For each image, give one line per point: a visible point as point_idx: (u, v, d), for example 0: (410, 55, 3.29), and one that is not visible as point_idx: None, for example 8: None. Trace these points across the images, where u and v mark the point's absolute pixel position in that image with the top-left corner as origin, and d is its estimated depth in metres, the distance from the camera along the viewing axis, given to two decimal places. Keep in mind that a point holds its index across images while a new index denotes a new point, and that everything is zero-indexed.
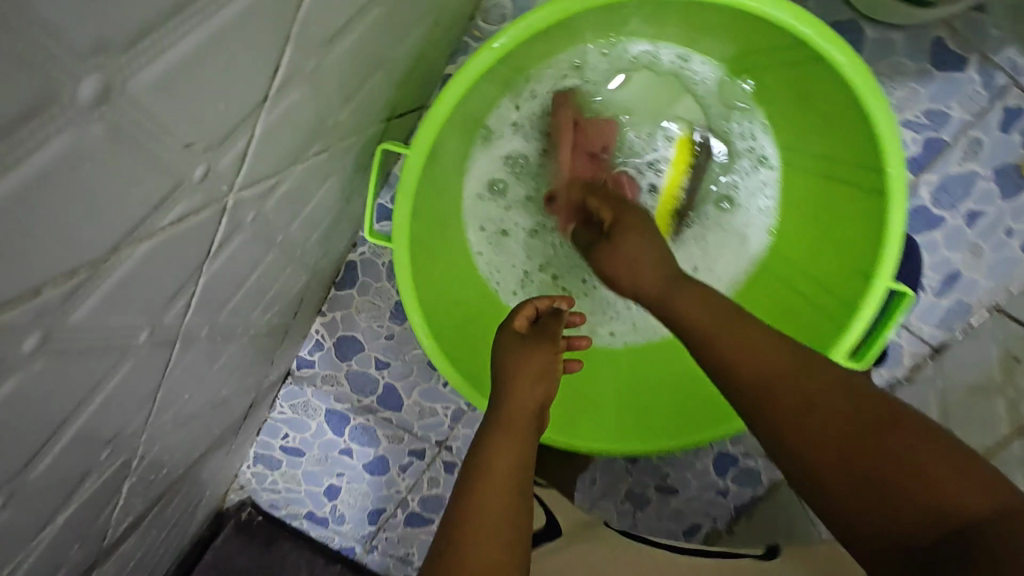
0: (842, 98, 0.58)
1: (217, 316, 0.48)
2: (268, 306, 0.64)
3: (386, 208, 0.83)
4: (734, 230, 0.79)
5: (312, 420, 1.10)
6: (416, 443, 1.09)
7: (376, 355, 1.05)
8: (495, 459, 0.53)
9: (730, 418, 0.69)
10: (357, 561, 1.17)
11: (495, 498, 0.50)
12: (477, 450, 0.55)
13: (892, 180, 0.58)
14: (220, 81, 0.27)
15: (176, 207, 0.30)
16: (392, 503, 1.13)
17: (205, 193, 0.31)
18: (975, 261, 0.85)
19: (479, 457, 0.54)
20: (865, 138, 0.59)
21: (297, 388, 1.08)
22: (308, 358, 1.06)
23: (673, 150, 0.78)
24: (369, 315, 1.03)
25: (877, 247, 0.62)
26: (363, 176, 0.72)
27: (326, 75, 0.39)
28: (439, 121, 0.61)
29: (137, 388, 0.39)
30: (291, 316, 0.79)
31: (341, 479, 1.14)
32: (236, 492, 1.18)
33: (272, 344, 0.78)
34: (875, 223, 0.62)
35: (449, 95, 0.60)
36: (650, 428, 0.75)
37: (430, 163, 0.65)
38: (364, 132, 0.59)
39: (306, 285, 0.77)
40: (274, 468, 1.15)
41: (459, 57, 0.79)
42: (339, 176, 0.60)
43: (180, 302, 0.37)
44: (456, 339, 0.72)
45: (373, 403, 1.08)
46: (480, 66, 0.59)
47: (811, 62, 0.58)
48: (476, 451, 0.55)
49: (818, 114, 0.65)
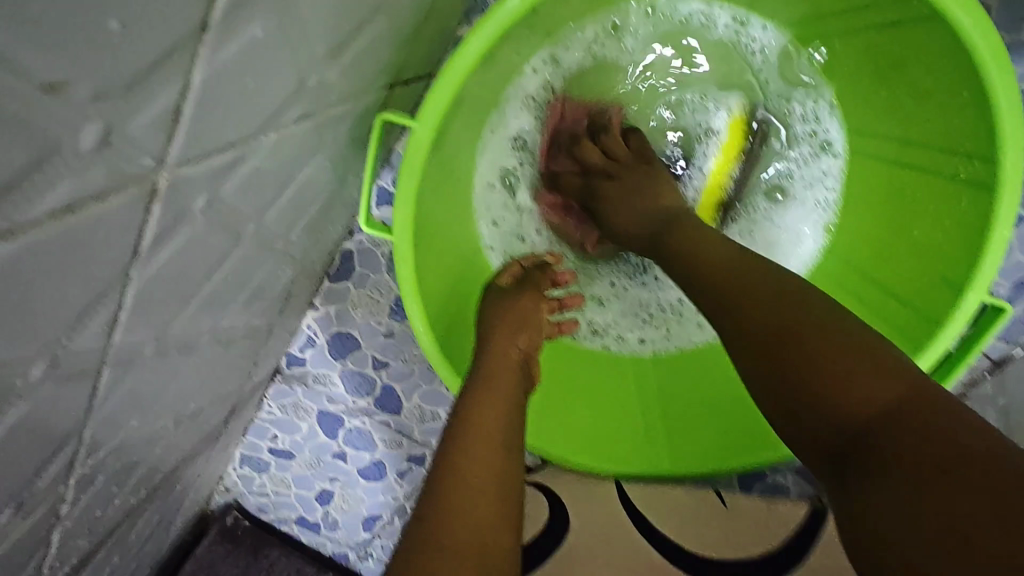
0: (958, 64, 0.47)
1: (169, 328, 0.38)
2: (247, 305, 0.54)
3: (387, 192, 0.71)
4: (791, 226, 0.67)
5: (303, 422, 0.96)
6: (417, 449, 0.96)
7: (373, 353, 0.91)
8: (480, 406, 0.45)
9: (773, 442, 0.59)
10: (350, 570, 1.05)
11: (485, 449, 0.41)
12: (457, 401, 0.46)
13: (1009, 169, 0.47)
14: (92, 27, 0.17)
15: (38, 227, 0.19)
16: (388, 511, 1.00)
17: (107, 166, 0.21)
18: None
19: (464, 404, 0.45)
20: (979, 115, 0.48)
21: (287, 387, 0.93)
22: (298, 355, 0.92)
23: (725, 133, 0.67)
24: (366, 310, 0.89)
25: (976, 253, 0.51)
26: (355, 154, 0.60)
27: (301, 12, 0.29)
28: (453, 88, 0.49)
29: (48, 427, 0.30)
30: (273, 316, 0.68)
31: (334, 484, 1.00)
32: (220, 495, 1.03)
33: (255, 344, 0.68)
34: (973, 225, 0.51)
35: (468, 51, 0.48)
36: (674, 450, 0.64)
37: (439, 138, 0.53)
38: (359, 96, 0.48)
39: (291, 281, 0.66)
40: (261, 471, 1.00)
41: (474, 19, 0.67)
42: (330, 150, 0.50)
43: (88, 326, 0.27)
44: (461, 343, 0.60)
45: (368, 405, 0.94)
46: (506, 17, 0.47)
47: (922, 21, 0.47)
48: (460, 394, 0.47)
49: (914, 89, 0.53)
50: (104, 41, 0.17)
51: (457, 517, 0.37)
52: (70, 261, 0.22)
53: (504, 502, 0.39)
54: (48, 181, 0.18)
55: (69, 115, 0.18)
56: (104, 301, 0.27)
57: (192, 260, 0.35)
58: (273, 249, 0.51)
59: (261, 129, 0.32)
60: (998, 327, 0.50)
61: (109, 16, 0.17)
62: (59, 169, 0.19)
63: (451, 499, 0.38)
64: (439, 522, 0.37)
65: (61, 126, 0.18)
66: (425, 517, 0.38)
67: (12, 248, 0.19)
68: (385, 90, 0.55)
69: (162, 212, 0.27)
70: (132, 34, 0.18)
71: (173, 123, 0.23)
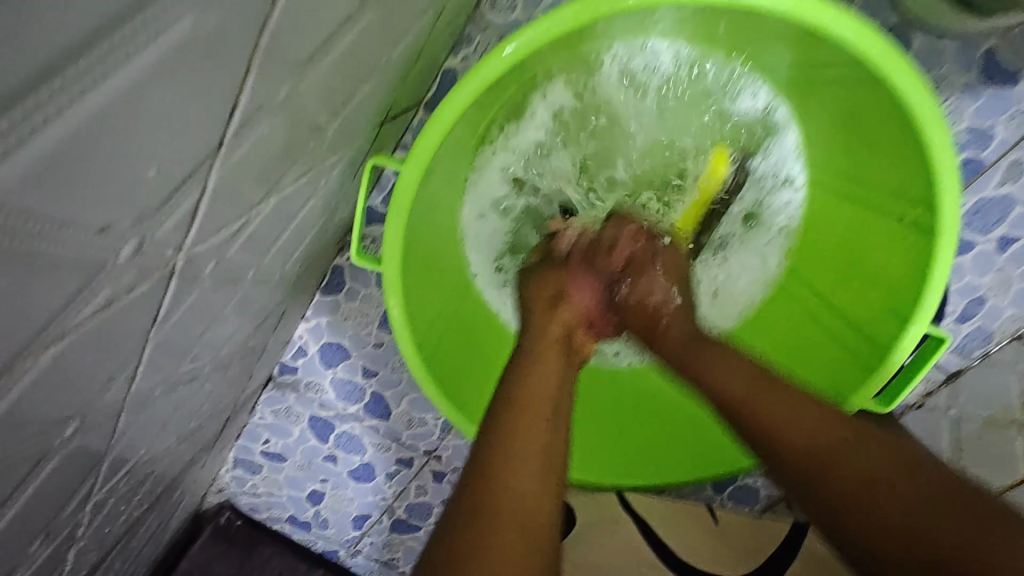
0: (899, 122, 0.52)
1: (177, 365, 0.42)
2: (244, 331, 0.58)
3: (378, 212, 0.73)
4: (757, 251, 0.72)
5: (295, 426, 0.99)
6: (405, 452, 0.99)
7: (362, 362, 0.94)
8: (529, 387, 0.47)
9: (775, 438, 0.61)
10: (340, 565, 1.09)
11: (536, 426, 0.44)
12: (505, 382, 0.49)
13: (946, 216, 0.51)
14: (134, 184, 0.20)
15: (87, 329, 0.24)
16: (377, 510, 1.04)
17: (138, 267, 0.24)
18: (1002, 290, 0.76)
19: (515, 383, 0.48)
20: (918, 166, 0.52)
21: (279, 394, 0.97)
22: (290, 364, 0.95)
23: (711, 166, 0.69)
24: (356, 321, 0.91)
25: (917, 289, 0.55)
26: (348, 185, 0.63)
27: (299, 102, 0.32)
28: (438, 137, 0.52)
29: (76, 466, 0.34)
30: (267, 334, 0.71)
31: (325, 484, 1.03)
32: (214, 494, 1.06)
33: (249, 362, 0.71)
34: (915, 265, 0.55)
35: (452, 105, 0.51)
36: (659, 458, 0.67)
37: (427, 178, 0.56)
38: (352, 142, 0.52)
39: (285, 300, 0.69)
40: (253, 473, 1.04)
41: (462, 51, 0.69)
42: (323, 190, 0.53)
43: (119, 381, 0.32)
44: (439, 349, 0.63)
45: (358, 412, 0.97)
46: (489, 75, 0.51)
47: (868, 84, 0.51)
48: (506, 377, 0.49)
49: (865, 138, 0.58)
50: (143, 183, 0.21)
51: (507, 487, 0.40)
52: (104, 341, 0.26)
53: (549, 479, 0.42)
54: (94, 291, 0.22)
55: (113, 243, 0.21)
56: (127, 362, 0.31)
57: (197, 311, 0.38)
58: (269, 281, 0.55)
59: (261, 197, 0.36)
60: (939, 355, 0.53)
61: (148, 164, 0.20)
62: (101, 282, 0.22)
63: (501, 470, 0.41)
64: (489, 491, 0.40)
65: (106, 252, 0.21)
66: (481, 481, 0.41)
67: (63, 345, 0.22)
68: (376, 129, 0.58)
69: (177, 284, 0.31)
70: (164, 173, 0.22)
71: (192, 218, 0.27)
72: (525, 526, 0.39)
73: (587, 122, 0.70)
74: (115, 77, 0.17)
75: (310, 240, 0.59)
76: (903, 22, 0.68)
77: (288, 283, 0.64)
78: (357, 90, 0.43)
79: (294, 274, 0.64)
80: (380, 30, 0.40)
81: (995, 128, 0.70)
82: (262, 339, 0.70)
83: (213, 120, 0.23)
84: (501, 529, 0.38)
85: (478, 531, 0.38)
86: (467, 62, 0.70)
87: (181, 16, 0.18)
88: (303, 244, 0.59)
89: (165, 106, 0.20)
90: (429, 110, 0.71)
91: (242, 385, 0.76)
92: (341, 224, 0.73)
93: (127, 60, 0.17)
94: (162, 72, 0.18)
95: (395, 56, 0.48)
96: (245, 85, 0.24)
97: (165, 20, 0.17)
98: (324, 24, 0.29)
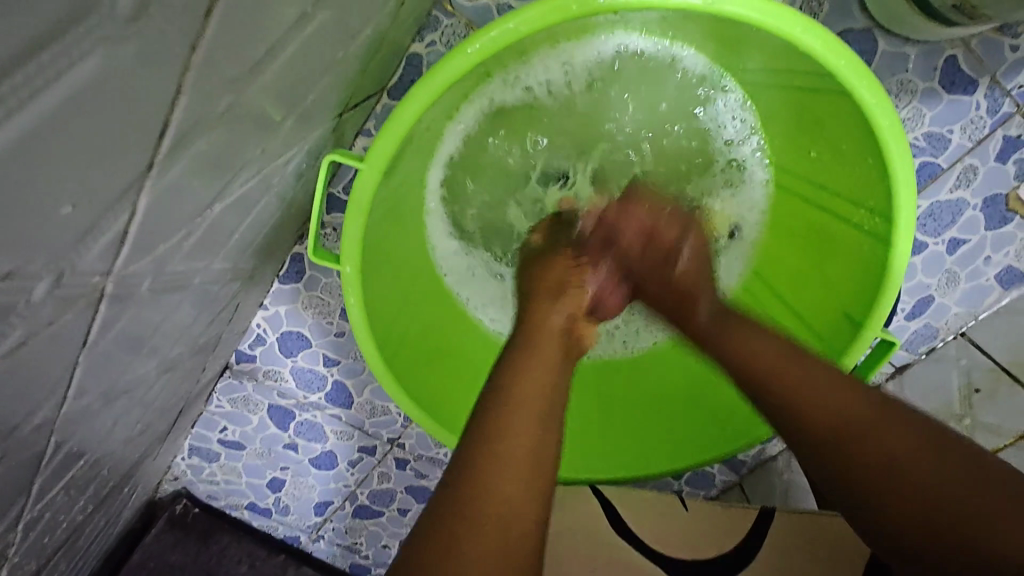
0: (863, 134, 0.52)
1: (119, 371, 0.40)
2: (196, 328, 0.55)
3: (339, 201, 0.70)
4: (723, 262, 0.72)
5: (254, 414, 0.96)
6: (368, 440, 0.98)
7: (322, 351, 0.90)
8: (526, 376, 0.46)
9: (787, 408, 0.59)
10: (301, 550, 1.09)
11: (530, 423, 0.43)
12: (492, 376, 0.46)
13: (901, 232, 0.52)
14: (47, 225, 0.19)
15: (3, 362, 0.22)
16: (339, 496, 1.03)
17: (59, 300, 0.23)
18: (950, 288, 0.78)
19: (506, 373, 0.46)
20: (877, 178, 0.53)
21: (236, 382, 0.93)
22: (248, 353, 0.91)
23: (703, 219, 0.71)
24: (316, 311, 0.88)
25: (870, 299, 0.55)
26: (306, 176, 0.60)
27: (245, 107, 0.30)
28: (401, 131, 0.50)
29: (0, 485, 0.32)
30: (220, 325, 0.68)
31: (286, 472, 1.02)
32: (169, 482, 1.02)
33: (201, 355, 0.68)
34: (873, 271, 0.56)
35: (414, 102, 0.49)
36: (619, 450, 0.67)
37: (388, 174, 0.54)
38: (308, 134, 0.49)
39: (237, 293, 0.66)
40: (211, 460, 1.01)
41: (427, 35, 0.66)
42: (277, 187, 0.50)
43: (50, 403, 0.30)
44: (394, 330, 0.62)
45: (320, 400, 0.95)
46: (454, 71, 0.49)
47: (835, 95, 0.51)
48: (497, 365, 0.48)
49: (830, 144, 0.58)
50: (56, 222, 0.19)
51: (492, 492, 0.39)
52: (23, 371, 0.25)
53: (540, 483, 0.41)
54: (8, 330, 0.21)
55: (25, 283, 0.20)
56: (61, 381, 0.29)
57: (138, 320, 0.36)
58: (219, 279, 0.52)
59: (207, 205, 0.34)
60: (887, 360, 0.53)
61: (63, 201, 0.19)
62: (15, 320, 0.21)
63: (484, 467, 0.40)
64: (470, 494, 0.39)
65: (16, 292, 0.20)
66: (454, 488, 0.40)
67: None
68: (335, 119, 0.55)
69: (111, 305, 0.29)
70: (83, 209, 0.20)
71: (121, 244, 0.25)
72: (502, 527, 0.38)
73: (549, 122, 0.67)
74: (7, 127, 0.15)
75: (263, 233, 0.56)
76: (871, 25, 0.68)
77: (242, 276, 0.61)
78: (313, 83, 0.41)
79: (247, 268, 0.61)
80: (334, 27, 0.38)
81: (950, 131, 0.71)
82: (213, 333, 0.67)
83: (136, 148, 0.21)
84: (477, 535, 0.37)
85: (443, 538, 0.37)
86: (433, 47, 0.67)
87: (87, 50, 0.16)
88: (258, 238, 0.56)
89: (75, 141, 0.18)
90: (393, 96, 0.68)
91: (192, 379, 0.72)
92: (298, 215, 0.69)
93: (26, 105, 0.15)
94: (66, 116, 0.17)
95: (355, 46, 0.45)
96: (177, 105, 0.22)
97: (67, 58, 0.16)
98: (271, 26, 0.27)
